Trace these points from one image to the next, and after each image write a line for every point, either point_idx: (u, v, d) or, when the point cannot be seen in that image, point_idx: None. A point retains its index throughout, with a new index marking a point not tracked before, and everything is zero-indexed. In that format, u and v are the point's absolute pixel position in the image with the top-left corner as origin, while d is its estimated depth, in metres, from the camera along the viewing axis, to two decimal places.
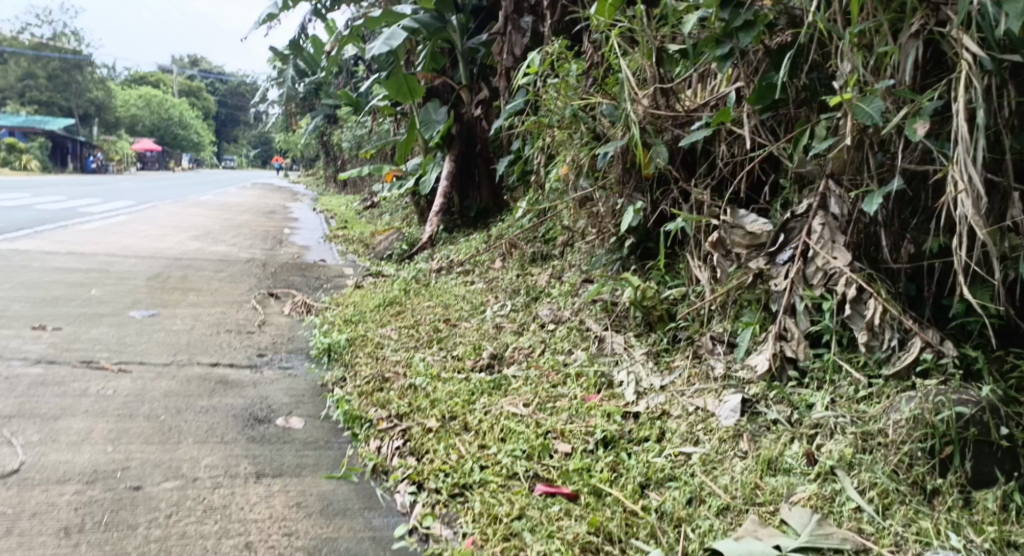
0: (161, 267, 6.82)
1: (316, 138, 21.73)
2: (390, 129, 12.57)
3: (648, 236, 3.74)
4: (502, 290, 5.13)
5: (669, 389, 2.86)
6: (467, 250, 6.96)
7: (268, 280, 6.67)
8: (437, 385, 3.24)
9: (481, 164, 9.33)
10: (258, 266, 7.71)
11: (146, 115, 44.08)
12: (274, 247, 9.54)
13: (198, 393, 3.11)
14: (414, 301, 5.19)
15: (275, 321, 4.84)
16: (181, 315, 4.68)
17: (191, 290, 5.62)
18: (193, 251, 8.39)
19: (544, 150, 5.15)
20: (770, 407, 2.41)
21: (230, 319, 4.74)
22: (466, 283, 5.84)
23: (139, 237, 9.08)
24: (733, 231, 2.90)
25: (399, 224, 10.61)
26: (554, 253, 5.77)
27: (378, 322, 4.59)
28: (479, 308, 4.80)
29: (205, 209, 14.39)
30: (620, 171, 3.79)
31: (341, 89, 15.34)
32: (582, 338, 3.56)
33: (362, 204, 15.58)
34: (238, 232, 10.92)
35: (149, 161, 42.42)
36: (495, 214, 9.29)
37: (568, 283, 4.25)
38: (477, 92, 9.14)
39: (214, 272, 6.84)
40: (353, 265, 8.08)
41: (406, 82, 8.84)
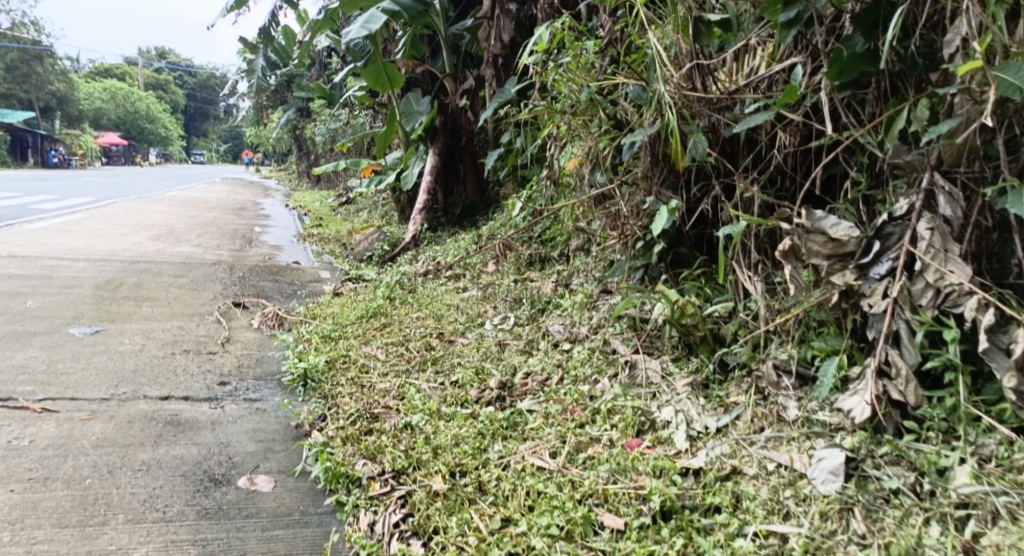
0: (113, 273, 6.15)
1: (287, 131, 20.98)
2: (367, 121, 11.95)
3: (680, 240, 3.18)
4: (500, 299, 4.57)
5: (730, 434, 2.31)
6: (455, 251, 6.42)
7: (235, 286, 6.04)
8: (438, 424, 2.69)
9: (467, 157, 8.78)
10: (224, 269, 7.07)
11: (112, 109, 42.86)
12: (244, 247, 8.90)
13: (141, 441, 2.51)
14: (400, 312, 4.61)
15: (242, 338, 4.23)
16: (130, 333, 4.04)
17: (146, 301, 4.97)
18: (153, 253, 7.71)
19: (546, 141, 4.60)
20: (881, 469, 1.89)
21: (188, 336, 4.11)
22: (457, 290, 5.28)
23: (93, 238, 8.36)
24: (809, 240, 2.27)
25: (377, 222, 10.03)
26: (553, 256, 5.24)
27: (361, 340, 4.01)
28: (476, 321, 4.22)
29: (170, 205, 13.62)
30: (647, 165, 3.23)
31: (314, 80, 14.69)
32: (608, 363, 3.01)
33: (337, 200, 14.93)
34: (203, 230, 10.21)
35: (115, 156, 41.23)
36: (482, 211, 8.74)
37: (581, 293, 3.71)
38: (462, 81, 8.58)
39: (174, 277, 6.19)
40: (330, 267, 7.49)
41: (386, 70, 8.24)
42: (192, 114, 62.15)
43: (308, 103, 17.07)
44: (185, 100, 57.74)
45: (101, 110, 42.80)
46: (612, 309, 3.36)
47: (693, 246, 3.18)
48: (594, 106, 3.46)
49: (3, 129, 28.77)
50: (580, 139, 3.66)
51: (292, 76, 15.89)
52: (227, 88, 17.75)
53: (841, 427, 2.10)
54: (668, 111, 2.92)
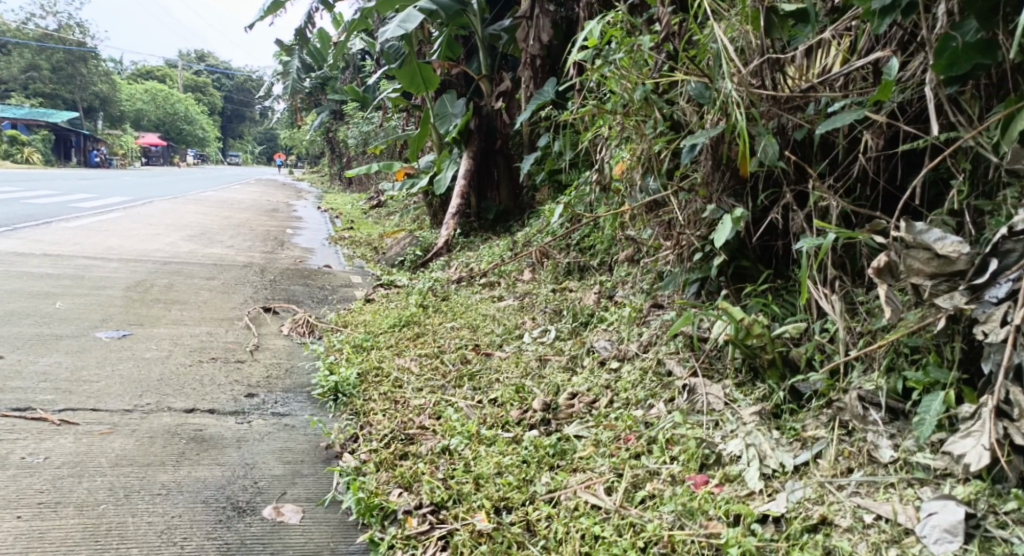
0: (144, 274, 6.02)
1: (320, 133, 20.98)
2: (401, 125, 11.81)
3: (742, 251, 2.90)
4: (538, 310, 4.32)
5: (812, 475, 2.03)
6: (490, 258, 6.13)
7: (265, 290, 5.87)
8: (477, 450, 2.45)
9: (501, 162, 8.55)
10: (255, 271, 6.91)
11: (149, 110, 43.41)
12: (275, 249, 8.77)
13: (161, 460, 2.31)
14: (433, 322, 4.38)
15: (272, 346, 4.04)
16: (162, 339, 3.87)
17: (174, 304, 4.80)
18: (184, 254, 7.59)
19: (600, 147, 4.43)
20: (1009, 530, 1.65)
21: (218, 344, 3.93)
22: (491, 299, 5.03)
23: (126, 237, 8.26)
24: (910, 257, 2.00)
25: (409, 226, 9.86)
26: (593, 265, 4.99)
27: (394, 352, 3.79)
28: (513, 334, 3.97)
29: (203, 206, 13.59)
30: (707, 170, 2.95)
31: (348, 84, 14.61)
32: (662, 385, 2.73)
33: (368, 204, 14.81)
34: (236, 232, 10.11)
35: (152, 156, 41.77)
36: (516, 217, 8.50)
37: (629, 307, 3.44)
38: (498, 84, 8.35)
39: (205, 280, 6.03)
40: (362, 272, 7.32)
41: (420, 71, 8.07)
42: (228, 116, 62.85)
43: (342, 107, 17.03)
44: (221, 102, 58.39)
45: (140, 112, 43.39)
46: (666, 327, 3.09)
47: (757, 259, 2.90)
48: (648, 106, 3.20)
49: (44, 128, 29.20)
50: (631, 142, 3.41)
51: (326, 79, 15.83)
52: (262, 90, 17.79)
53: (949, 473, 1.84)
54: (738, 111, 2.64)
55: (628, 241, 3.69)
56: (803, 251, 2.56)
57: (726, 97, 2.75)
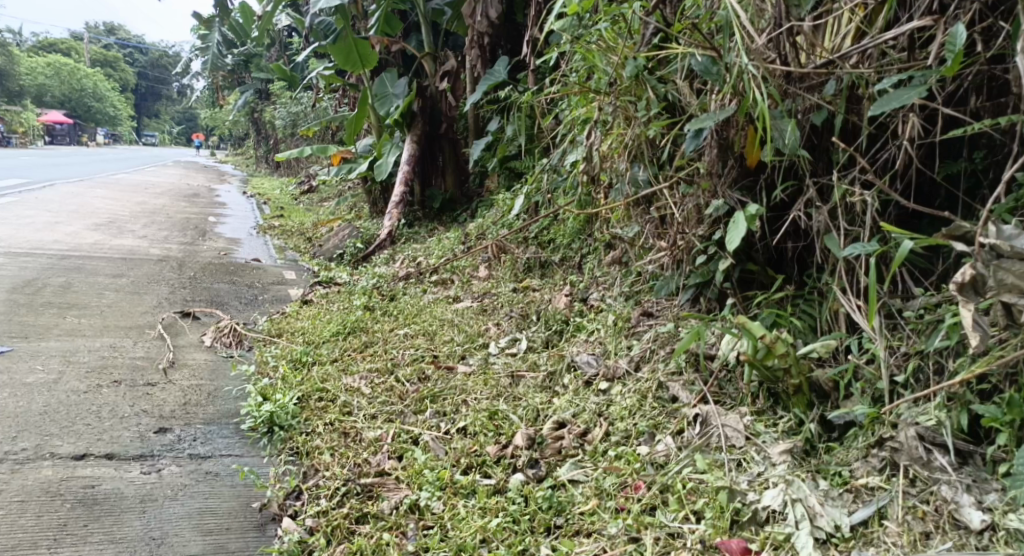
0: (37, 275, 5.35)
1: (242, 113, 20.07)
2: (332, 105, 11.24)
3: (752, 254, 2.51)
4: (502, 315, 4.04)
5: (884, 547, 1.65)
6: (439, 251, 6.14)
7: (184, 289, 5.32)
8: (455, 508, 2.02)
9: (447, 147, 8.20)
10: (172, 266, 6.30)
11: (55, 86, 41.04)
12: (197, 240, 8.13)
13: (34, 540, 1.92)
14: (383, 329, 4.07)
15: (189, 361, 3.52)
16: (42, 361, 3.28)
17: (72, 311, 4.23)
18: (90, 246, 6.88)
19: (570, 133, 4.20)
20: None
21: (119, 362, 3.37)
22: (446, 300, 4.78)
23: (21, 227, 7.47)
24: (1001, 269, 1.69)
25: (347, 214, 9.39)
26: (555, 260, 4.96)
27: (344, 370, 3.37)
28: (477, 343, 3.68)
29: (113, 190, 12.68)
30: (712, 159, 2.55)
31: (272, 62, 13.93)
32: (666, 413, 2.31)
33: (298, 188, 14.23)
34: (149, 219, 9.35)
35: (59, 135, 39.52)
36: (462, 205, 8.14)
37: (614, 314, 3.06)
38: (443, 63, 8.02)
39: (112, 278, 5.42)
40: (296, 266, 6.88)
41: (357, 46, 7.58)
42: (144, 95, 60.05)
43: (266, 86, 16.29)
44: (136, 80, 55.71)
45: (45, 87, 40.97)
46: (669, 343, 2.65)
47: (766, 263, 2.50)
48: (640, 85, 2.81)
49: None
50: (614, 127, 3.00)
51: (249, 56, 15.09)
52: (178, 67, 16.76)
53: None
54: (755, 89, 2.22)
55: (618, 240, 3.31)
56: (838, 256, 2.16)
57: (739, 71, 2.32)
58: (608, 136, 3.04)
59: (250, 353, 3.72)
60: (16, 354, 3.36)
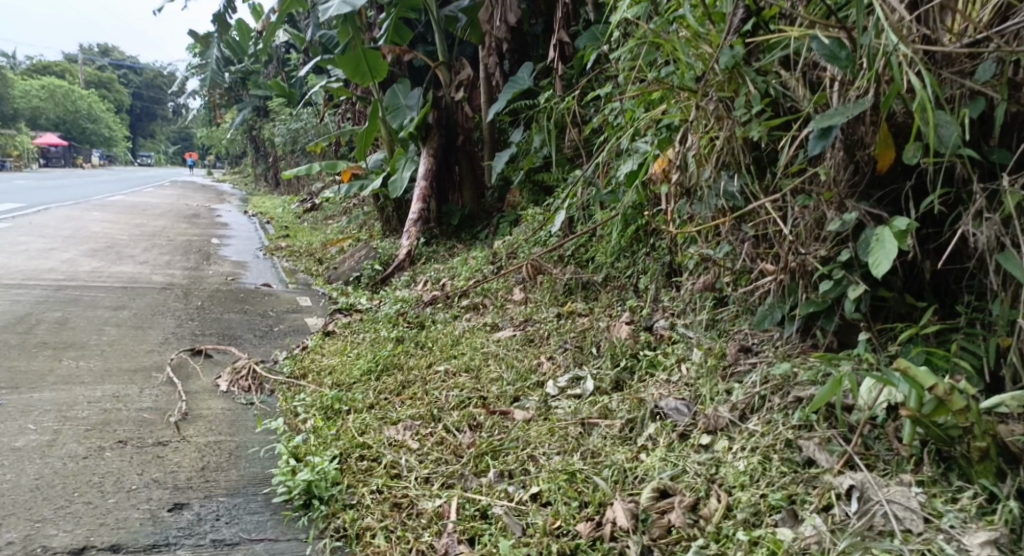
0: (32, 310, 4.98)
1: (244, 132, 19.82)
2: (338, 121, 10.90)
3: (888, 280, 2.10)
4: (554, 345, 3.65)
5: None
6: (466, 271, 5.85)
7: (196, 324, 5.03)
8: None
9: (464, 160, 7.83)
10: (178, 294, 5.97)
11: (54, 110, 41.02)
12: (202, 263, 7.77)
13: None
14: (420, 365, 3.78)
15: (207, 411, 3.33)
16: (37, 419, 3.09)
17: (71, 352, 4.10)
18: (89, 273, 6.53)
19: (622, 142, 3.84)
20: None
21: (124, 417, 3.15)
22: (483, 328, 4.45)
23: (18, 254, 7.15)
24: None
25: (359, 233, 9.04)
26: (598, 281, 4.65)
27: (387, 419, 3.06)
28: (530, 381, 3.32)
29: (113, 212, 12.39)
30: (838, 163, 2.14)
31: (272, 78, 13.64)
32: (803, 482, 1.87)
33: (303, 205, 13.91)
34: (150, 243, 8.99)
35: (60, 159, 39.35)
36: (481, 220, 7.74)
37: (702, 349, 2.62)
38: (458, 72, 7.66)
39: (114, 312, 5.14)
40: (309, 290, 6.75)
41: (366, 57, 7.20)
42: (143, 116, 60.06)
43: (267, 103, 16.00)
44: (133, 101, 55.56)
45: (41, 110, 40.78)
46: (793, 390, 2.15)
47: (904, 289, 2.09)
48: (734, 80, 2.42)
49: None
50: (701, 130, 2.56)
51: (251, 74, 14.85)
52: (172, 88, 16.46)
53: None
54: (911, 76, 1.82)
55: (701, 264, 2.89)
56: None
57: (885, 55, 1.91)
58: (693, 141, 2.63)
59: (276, 412, 3.35)
60: (3, 413, 3.13)
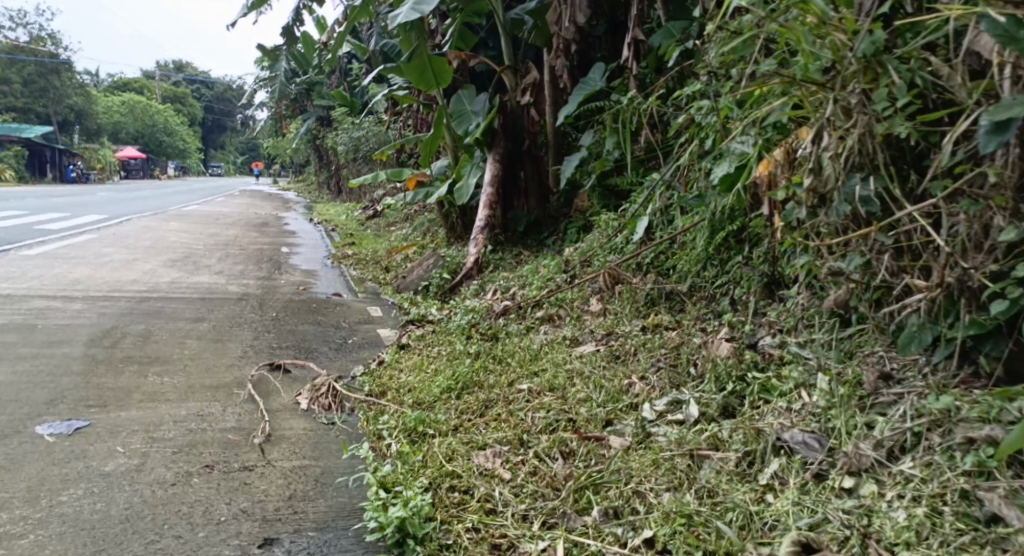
0: (114, 322, 4.94)
1: (306, 140, 19.99)
2: (402, 127, 10.81)
3: None
4: (645, 363, 3.39)
5: None
6: (539, 279, 5.63)
7: (269, 336, 4.93)
8: None
9: (530, 165, 7.60)
10: (249, 304, 5.90)
11: (126, 120, 42.42)
12: (271, 272, 7.74)
13: None
14: (502, 384, 3.58)
15: (287, 432, 3.20)
16: (123, 440, 2.98)
17: (152, 366, 4.02)
18: (164, 282, 6.54)
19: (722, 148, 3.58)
20: None
21: (208, 439, 3.05)
22: (563, 342, 4.21)
23: (96, 264, 7.22)
24: None
25: (423, 240, 8.91)
26: (684, 292, 4.38)
27: (472, 443, 2.88)
28: (623, 403, 3.09)
29: (183, 220, 12.56)
30: (1010, 167, 2.05)
31: (334, 86, 13.68)
32: (988, 543, 1.70)
33: (364, 212, 13.88)
34: (222, 251, 9.01)
35: (131, 168, 40.58)
36: (547, 227, 7.49)
37: (828, 375, 2.37)
38: (524, 75, 7.45)
39: (190, 323, 5.07)
40: (376, 299, 6.62)
41: (432, 65, 7.03)
42: (208, 126, 61.65)
43: (328, 111, 16.08)
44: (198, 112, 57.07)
45: (118, 123, 42.18)
46: (956, 426, 1.95)
47: None
48: (873, 69, 2.29)
49: (17, 142, 28.38)
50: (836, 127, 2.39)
51: (314, 82, 14.94)
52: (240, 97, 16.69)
53: None
54: None
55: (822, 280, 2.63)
56: None
57: None
58: (829, 139, 2.41)
59: (359, 435, 3.18)
60: (93, 435, 3.03)
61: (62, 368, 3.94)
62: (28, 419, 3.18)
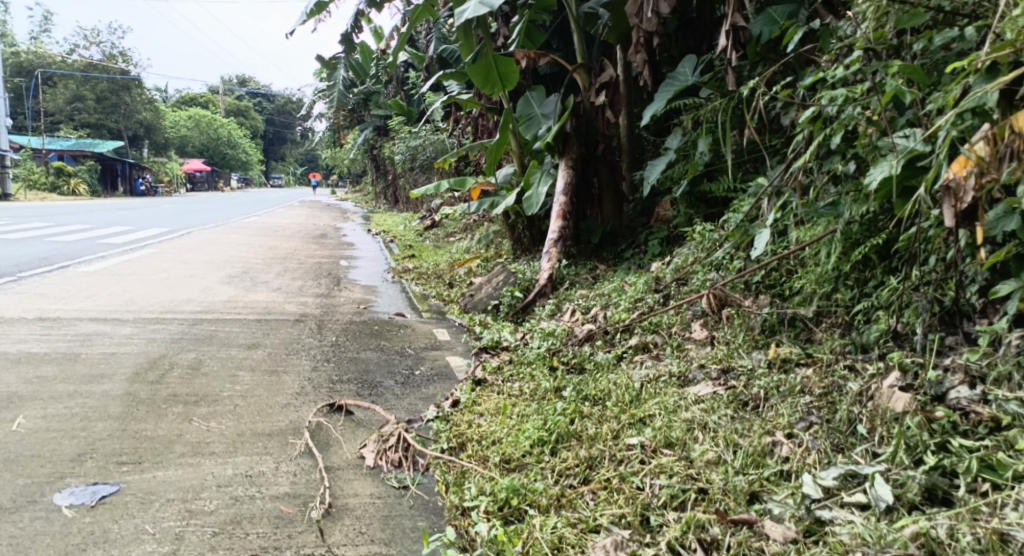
0: (163, 351, 4.48)
1: (364, 151, 19.70)
2: (464, 134, 10.28)
3: None
4: (791, 415, 2.73)
5: None
6: (625, 297, 4.99)
7: (329, 367, 4.41)
8: None
9: (604, 170, 6.91)
10: (308, 327, 5.41)
11: (193, 135, 43.28)
12: (331, 288, 7.28)
13: None
14: (605, 437, 2.95)
15: (357, 500, 2.66)
16: (156, 515, 2.50)
17: (201, 407, 3.53)
18: (220, 302, 6.11)
19: (890, 149, 2.92)
20: None
21: (256, 512, 2.53)
22: (670, 380, 3.55)
23: (151, 281, 6.85)
24: None
25: (488, 253, 8.33)
26: (811, 318, 3.69)
27: (582, 525, 2.32)
28: (769, 472, 2.44)
29: (244, 233, 12.30)
30: None
31: (392, 95, 13.27)
32: None
33: (422, 222, 13.40)
34: (282, 266, 8.60)
35: (198, 182, 41.27)
36: (625, 238, 6.79)
37: None
38: (598, 73, 6.77)
39: (244, 351, 4.59)
40: (444, 321, 6.08)
41: (499, 64, 6.45)
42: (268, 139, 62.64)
43: (387, 120, 15.70)
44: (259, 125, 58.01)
45: (186, 137, 43.09)
46: None
47: None
48: None
49: (90, 157, 29.05)
50: None
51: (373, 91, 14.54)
52: (300, 108, 16.45)
53: None
54: None
55: None
56: None
57: None
58: None
59: (439, 509, 2.60)
60: (121, 507, 2.54)
61: (102, 410, 3.45)
62: (49, 483, 2.70)
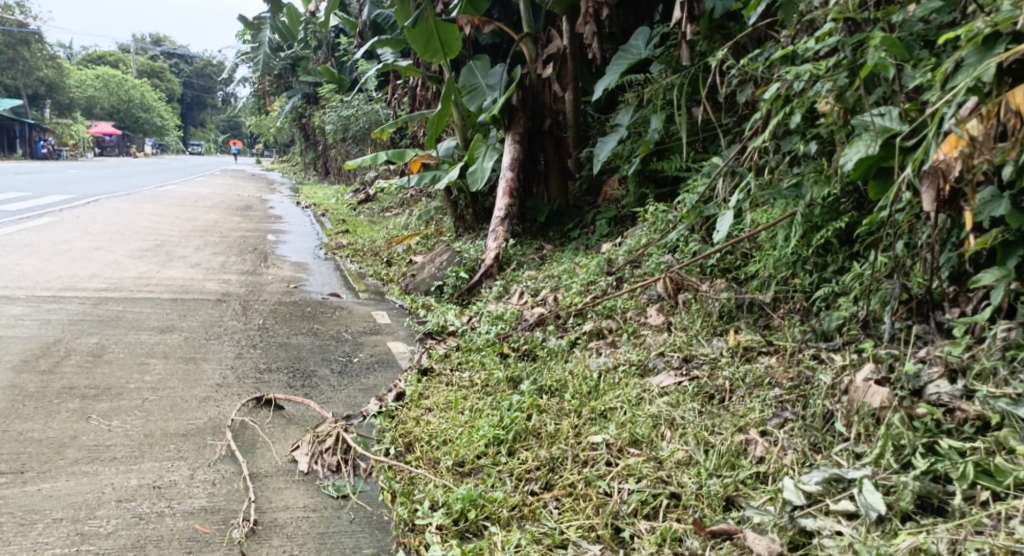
0: (60, 335, 4.08)
1: (293, 121, 18.96)
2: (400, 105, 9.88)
3: None
4: (763, 411, 2.59)
5: None
6: (575, 279, 4.80)
7: (257, 354, 4.09)
8: None
9: (551, 146, 6.70)
10: (232, 309, 5.04)
11: (105, 98, 41.11)
12: (258, 265, 6.87)
13: None
14: (564, 434, 2.76)
15: (294, 513, 2.41)
16: (39, 540, 2.20)
17: (105, 402, 3.18)
18: (132, 279, 5.66)
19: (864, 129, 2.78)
20: None
21: (164, 533, 2.25)
22: (629, 369, 3.38)
23: (52, 255, 6.31)
24: None
25: (429, 230, 8.04)
26: (772, 303, 3.56)
27: (547, 541, 2.15)
28: (745, 475, 2.29)
29: (161, 203, 11.61)
30: None
31: (322, 62, 12.70)
32: None
33: (356, 196, 12.94)
34: (202, 240, 8.11)
35: (111, 148, 39.25)
36: (571, 217, 6.62)
37: None
38: (545, 45, 6.52)
39: (156, 336, 4.22)
40: (386, 303, 5.80)
41: (440, 32, 6.14)
42: (192, 107, 60.22)
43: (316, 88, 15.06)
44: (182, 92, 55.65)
45: (97, 102, 40.85)
46: None
47: None
48: None
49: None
50: None
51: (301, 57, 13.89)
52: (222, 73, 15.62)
53: None
54: None
55: None
56: None
57: None
58: None
59: (383, 523, 2.39)
60: None
61: None
62: None
